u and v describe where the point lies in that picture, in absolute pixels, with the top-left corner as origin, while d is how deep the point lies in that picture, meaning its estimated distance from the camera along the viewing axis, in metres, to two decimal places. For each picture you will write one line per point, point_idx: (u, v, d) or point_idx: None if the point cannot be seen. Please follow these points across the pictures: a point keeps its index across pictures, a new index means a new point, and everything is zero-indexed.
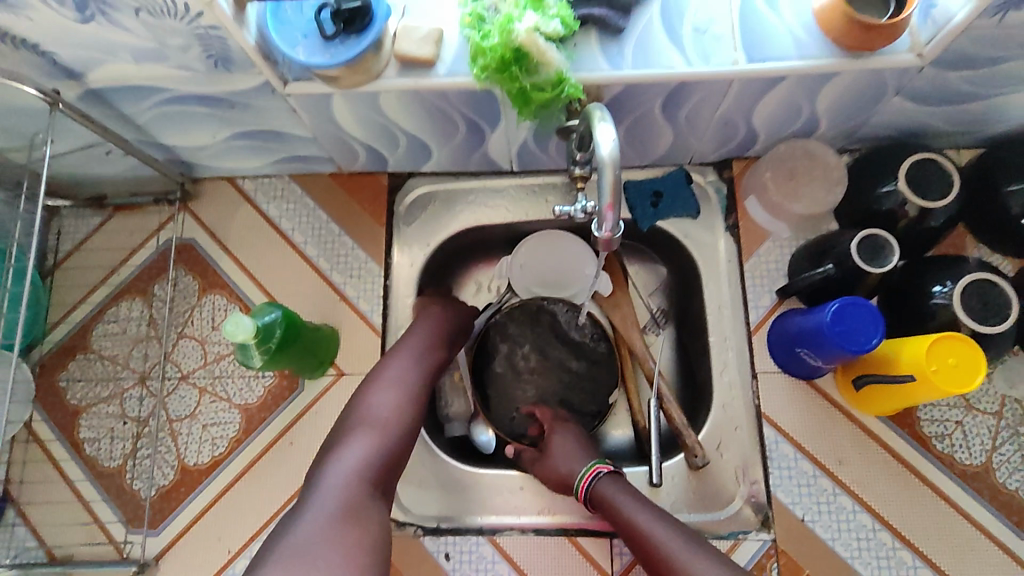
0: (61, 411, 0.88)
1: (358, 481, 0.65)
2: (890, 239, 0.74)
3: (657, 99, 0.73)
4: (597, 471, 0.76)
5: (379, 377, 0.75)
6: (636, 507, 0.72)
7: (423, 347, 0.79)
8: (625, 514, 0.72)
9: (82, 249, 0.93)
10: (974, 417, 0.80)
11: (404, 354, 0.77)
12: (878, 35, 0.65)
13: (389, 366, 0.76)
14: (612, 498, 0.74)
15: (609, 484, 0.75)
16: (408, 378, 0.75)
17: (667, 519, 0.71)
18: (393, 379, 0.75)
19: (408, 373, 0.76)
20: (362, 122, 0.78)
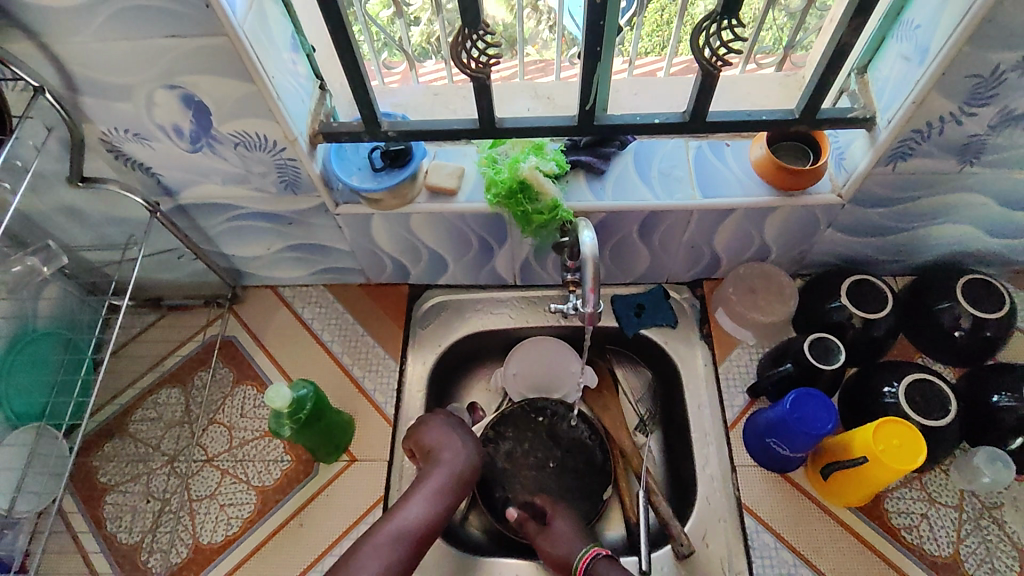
0: (89, 487, 0.95)
1: None
2: (838, 342, 0.88)
3: (634, 224, 0.91)
4: (595, 552, 0.82)
5: (372, 539, 0.76)
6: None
7: (426, 509, 0.79)
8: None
9: (135, 341, 1.06)
10: (938, 510, 0.87)
11: (405, 515, 0.78)
12: (802, 178, 0.83)
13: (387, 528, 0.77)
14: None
15: (605, 561, 0.81)
16: (403, 544, 0.76)
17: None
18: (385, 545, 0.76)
19: (403, 538, 0.76)
20: (393, 238, 0.95)
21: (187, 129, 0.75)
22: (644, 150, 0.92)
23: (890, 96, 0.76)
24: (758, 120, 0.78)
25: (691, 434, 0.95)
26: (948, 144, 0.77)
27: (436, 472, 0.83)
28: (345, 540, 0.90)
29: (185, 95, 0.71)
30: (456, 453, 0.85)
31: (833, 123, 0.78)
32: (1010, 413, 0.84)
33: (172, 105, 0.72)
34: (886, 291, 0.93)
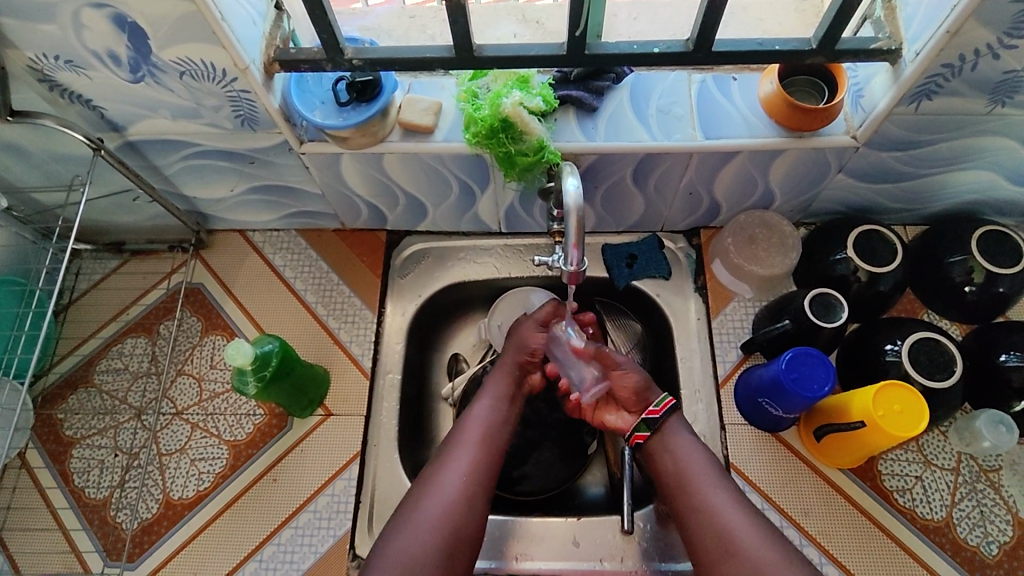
0: (55, 441, 0.91)
1: (458, 504, 0.69)
2: (840, 298, 0.82)
3: (627, 168, 0.83)
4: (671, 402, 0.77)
5: (457, 441, 0.75)
6: (691, 451, 0.74)
7: (494, 413, 0.78)
8: (677, 454, 0.74)
9: (96, 288, 1.00)
10: (933, 473, 0.84)
11: (477, 413, 0.77)
12: (816, 119, 0.75)
13: (468, 431, 0.76)
14: (664, 429, 0.76)
15: (672, 415, 0.77)
16: (485, 440, 0.75)
17: (716, 470, 0.72)
18: (471, 445, 0.74)
19: (481, 435, 0.75)
20: (366, 180, 0.88)
21: (124, 56, 0.67)
22: (641, 85, 0.83)
23: (920, 24, 0.67)
24: (770, 51, 0.69)
25: (680, 390, 0.91)
26: (980, 82, 0.69)
27: (498, 375, 0.82)
28: (321, 496, 0.87)
29: (115, 15, 0.62)
30: (510, 357, 0.83)
31: (854, 55, 0.69)
32: (1018, 373, 0.80)
33: (102, 27, 0.63)
34: (896, 242, 0.87)
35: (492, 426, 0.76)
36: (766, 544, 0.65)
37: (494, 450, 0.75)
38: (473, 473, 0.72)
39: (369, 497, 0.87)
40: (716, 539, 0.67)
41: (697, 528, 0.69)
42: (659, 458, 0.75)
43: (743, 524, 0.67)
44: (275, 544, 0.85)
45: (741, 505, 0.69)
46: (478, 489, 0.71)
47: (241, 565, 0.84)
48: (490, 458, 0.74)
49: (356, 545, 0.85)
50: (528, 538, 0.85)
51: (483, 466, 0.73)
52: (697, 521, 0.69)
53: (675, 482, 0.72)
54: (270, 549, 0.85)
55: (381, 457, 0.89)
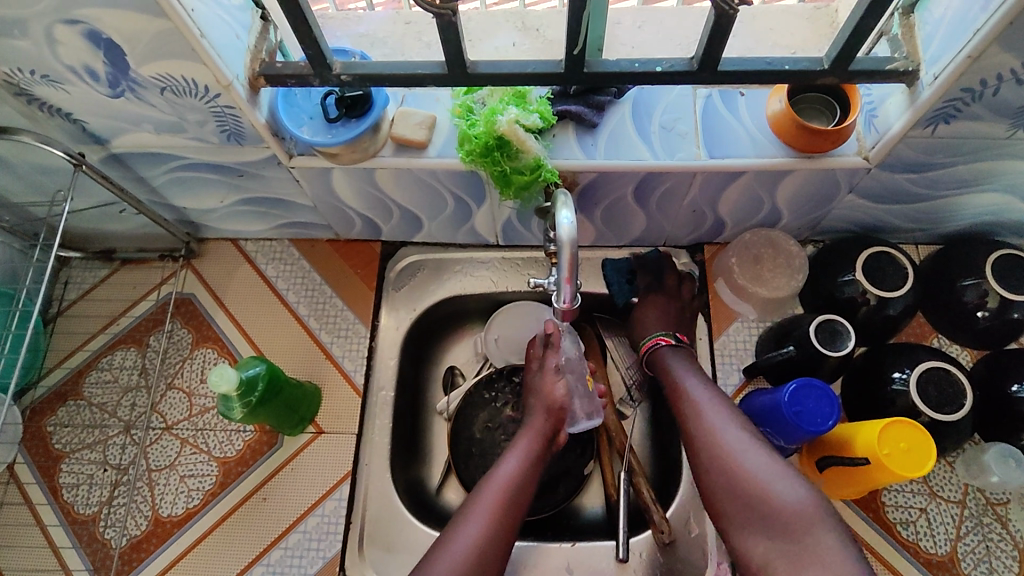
0: (44, 455, 0.90)
1: (480, 557, 0.68)
2: (848, 326, 0.79)
3: (628, 186, 0.80)
4: (657, 342, 0.84)
5: (476, 497, 0.73)
6: (703, 390, 0.76)
7: (528, 462, 0.76)
8: (687, 391, 0.77)
9: (86, 298, 0.98)
10: (938, 505, 0.81)
11: (501, 470, 0.75)
12: (826, 140, 0.72)
13: (491, 482, 0.74)
14: (678, 372, 0.80)
15: (675, 358, 0.82)
16: (508, 499, 0.73)
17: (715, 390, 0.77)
18: (491, 499, 0.72)
19: (512, 487, 0.74)
20: (359, 193, 0.86)
21: (102, 71, 0.64)
22: (644, 99, 0.79)
23: (940, 46, 0.63)
24: (779, 71, 0.65)
25: None
26: (1001, 107, 0.65)
27: (528, 430, 0.80)
28: (311, 516, 0.86)
29: (90, 32, 0.59)
30: (539, 408, 0.82)
31: (868, 76, 0.66)
32: None
33: (78, 43, 0.60)
34: (907, 266, 0.84)
35: (519, 483, 0.74)
36: (781, 483, 0.64)
37: (517, 508, 0.72)
38: (489, 530, 0.70)
39: (359, 518, 0.85)
40: (727, 468, 0.68)
41: (710, 459, 0.70)
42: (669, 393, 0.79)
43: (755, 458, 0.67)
44: (264, 565, 0.83)
45: (755, 442, 0.69)
46: (494, 546, 0.69)
47: None
48: (511, 515, 0.72)
49: (345, 567, 0.83)
50: (519, 564, 0.83)
51: (501, 524, 0.71)
52: (709, 452, 0.70)
53: (686, 415, 0.75)
54: (258, 570, 0.83)
55: (371, 476, 0.87)
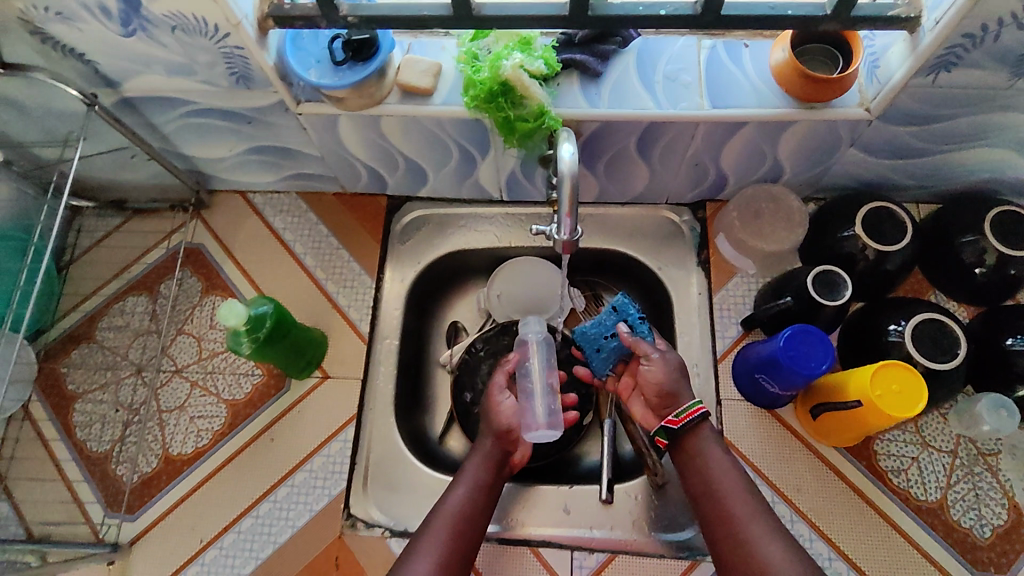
0: (58, 395, 0.93)
1: None
2: (846, 278, 0.80)
3: (631, 137, 0.81)
4: (701, 411, 0.76)
5: (427, 528, 0.73)
6: (728, 471, 0.73)
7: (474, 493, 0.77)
8: (712, 473, 0.73)
9: (98, 245, 1.00)
10: (930, 454, 0.83)
11: (451, 500, 0.76)
12: (829, 89, 0.72)
13: (440, 514, 0.74)
14: (704, 450, 0.76)
15: (709, 429, 0.77)
16: (458, 529, 0.73)
17: (744, 479, 0.73)
18: (443, 531, 0.73)
19: (458, 520, 0.74)
20: (366, 143, 0.87)
21: (115, 8, 0.65)
22: (648, 50, 0.80)
23: None
24: (783, 16, 0.66)
25: None
26: (1002, 54, 0.65)
27: (474, 458, 0.81)
28: (318, 456, 0.88)
29: None
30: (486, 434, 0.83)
31: (871, 22, 0.66)
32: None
33: None
34: (906, 220, 0.84)
35: (467, 514, 0.75)
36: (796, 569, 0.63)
37: (465, 538, 0.73)
38: (440, 560, 0.70)
39: (364, 459, 0.88)
40: (750, 564, 0.65)
41: (734, 553, 0.67)
42: (693, 473, 0.75)
43: (774, 549, 0.65)
44: (271, 501, 0.86)
45: (776, 534, 0.67)
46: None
47: (239, 520, 0.86)
48: (460, 545, 0.72)
49: (349, 504, 0.86)
50: (516, 505, 0.86)
51: (452, 553, 0.71)
52: (738, 553, 0.67)
53: (713, 505, 0.72)
54: (265, 506, 0.86)
55: (375, 420, 0.90)
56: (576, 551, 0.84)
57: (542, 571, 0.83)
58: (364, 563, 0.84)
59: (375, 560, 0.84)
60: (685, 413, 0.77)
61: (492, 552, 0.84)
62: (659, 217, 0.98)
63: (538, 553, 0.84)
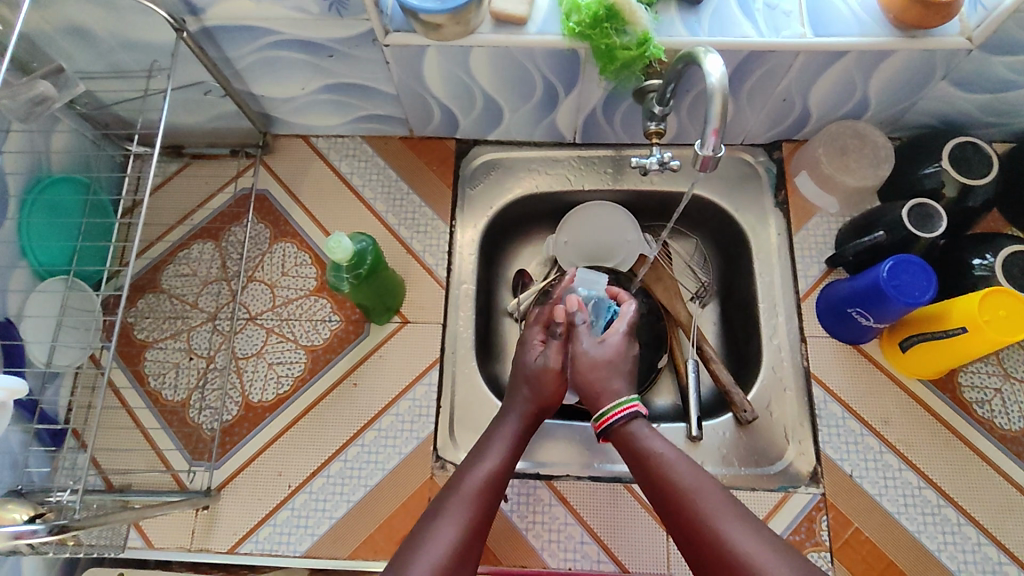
0: (127, 343, 0.91)
1: (459, 555, 0.61)
2: (939, 209, 0.80)
3: (727, 68, 0.79)
4: (631, 408, 0.72)
5: (455, 492, 0.67)
6: (674, 462, 0.67)
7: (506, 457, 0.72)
8: (658, 467, 0.67)
9: (159, 192, 0.97)
10: (1013, 385, 0.85)
11: (480, 468, 0.69)
12: (936, 14, 0.72)
13: (466, 476, 0.68)
14: (641, 445, 0.69)
15: (638, 424, 0.72)
16: (486, 491, 0.67)
17: (693, 465, 0.66)
18: (469, 495, 0.66)
19: (490, 478, 0.68)
20: (448, 79, 0.84)
21: None
22: None
23: None
24: None
25: (758, 304, 0.92)
26: None
27: (506, 420, 0.76)
28: (402, 400, 0.88)
29: None
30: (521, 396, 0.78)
31: None
32: None
33: None
34: (992, 153, 0.84)
35: (494, 481, 0.68)
36: (776, 563, 0.56)
37: (491, 504, 0.67)
38: (469, 523, 0.64)
39: (449, 402, 0.89)
40: (721, 559, 0.58)
41: (702, 548, 0.60)
42: (640, 474, 0.69)
43: (744, 539, 0.58)
44: (359, 445, 0.86)
45: (742, 522, 0.60)
46: (474, 545, 0.63)
47: (328, 464, 0.86)
48: (488, 512, 0.66)
49: (437, 447, 0.87)
50: (602, 444, 0.87)
51: (482, 517, 0.65)
52: (703, 550, 0.60)
53: (665, 501, 0.65)
54: (354, 450, 0.86)
55: (458, 365, 0.91)
56: None
57: (636, 507, 0.83)
58: None
59: None
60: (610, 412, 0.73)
61: (584, 490, 0.84)
62: (735, 159, 0.97)
63: (632, 490, 0.84)
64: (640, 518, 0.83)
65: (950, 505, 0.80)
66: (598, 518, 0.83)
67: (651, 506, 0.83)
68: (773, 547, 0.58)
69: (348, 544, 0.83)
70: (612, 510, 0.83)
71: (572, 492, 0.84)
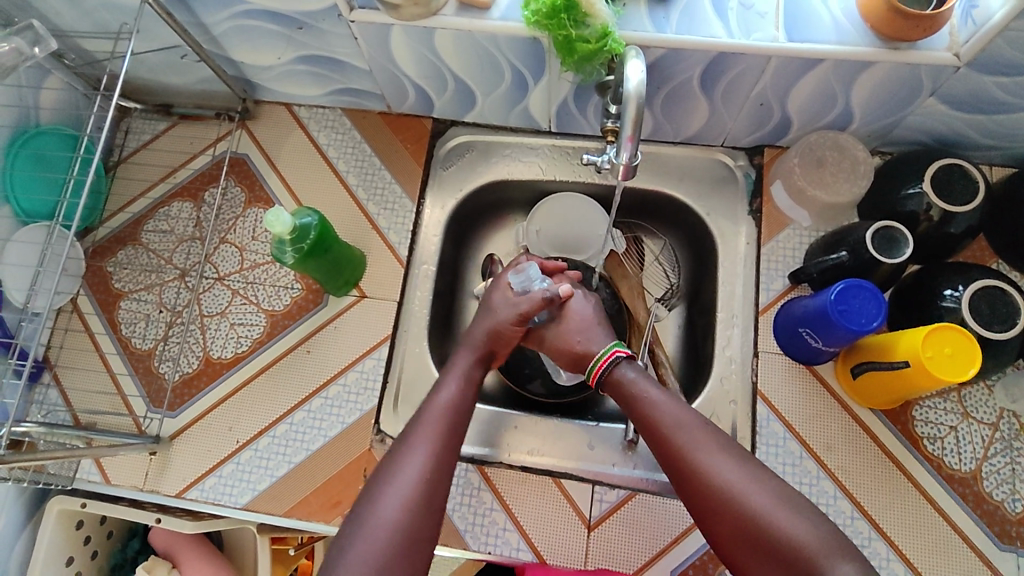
0: (104, 291, 0.96)
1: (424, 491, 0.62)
2: (906, 234, 0.76)
3: (697, 68, 0.76)
4: (614, 355, 0.76)
5: (419, 425, 0.67)
6: (664, 402, 0.69)
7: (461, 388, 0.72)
8: (648, 408, 0.70)
9: (146, 148, 1.01)
10: (969, 425, 0.81)
11: (441, 399, 0.70)
12: (916, 27, 0.67)
13: (428, 414, 0.69)
14: (637, 391, 0.72)
15: (624, 369, 0.74)
16: (448, 424, 0.68)
17: (678, 401, 0.70)
18: (432, 427, 0.67)
19: (449, 415, 0.69)
20: (416, 59, 0.83)
21: None
22: None
23: None
24: None
25: (716, 314, 0.90)
26: None
27: (461, 358, 0.77)
28: (350, 372, 0.91)
29: None
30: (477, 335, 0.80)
31: None
32: None
33: None
34: (979, 180, 0.79)
35: (457, 410, 0.70)
36: (757, 491, 0.61)
37: (455, 436, 0.68)
38: (437, 456, 0.65)
39: (396, 378, 0.91)
40: (705, 489, 0.62)
41: (689, 481, 0.63)
42: (633, 413, 0.71)
43: (726, 468, 0.62)
44: (305, 411, 0.89)
45: (720, 449, 0.64)
46: (443, 482, 0.64)
47: (274, 425, 0.89)
48: (454, 444, 0.67)
49: (380, 420, 0.89)
50: (540, 435, 0.89)
51: (444, 449, 0.66)
52: (685, 478, 0.64)
53: (655, 438, 0.68)
54: (300, 415, 0.89)
55: (409, 343, 0.93)
56: (596, 485, 0.85)
57: (562, 501, 0.84)
58: None
59: None
60: (596, 367, 0.76)
61: (514, 479, 0.86)
62: (713, 161, 0.94)
63: (560, 484, 0.85)
64: (565, 512, 0.84)
65: (882, 539, 0.78)
66: (524, 508, 0.84)
67: (576, 502, 0.84)
68: (756, 475, 0.62)
69: (285, 502, 0.86)
70: (539, 502, 0.84)
71: (501, 479, 0.86)
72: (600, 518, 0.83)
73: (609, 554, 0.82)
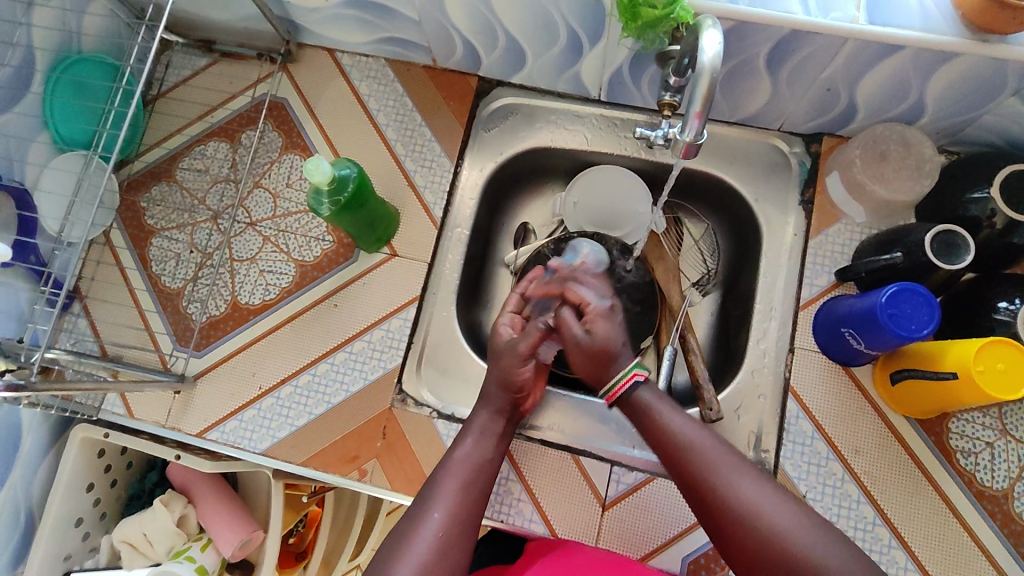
0: (137, 227, 0.96)
1: (444, 547, 0.61)
2: (968, 239, 0.72)
3: (766, 44, 0.71)
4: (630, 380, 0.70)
5: (442, 479, 0.68)
6: (676, 418, 0.67)
7: (484, 446, 0.73)
8: (661, 427, 0.67)
9: (185, 84, 0.99)
10: (1007, 443, 0.79)
11: (462, 456, 0.71)
12: (1012, 20, 0.62)
13: (451, 468, 0.69)
14: (654, 408, 0.68)
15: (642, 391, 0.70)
16: (469, 481, 0.68)
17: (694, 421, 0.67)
18: (453, 486, 0.67)
19: (472, 472, 0.69)
20: (468, 11, 0.80)
21: None
22: None
23: None
24: None
25: (754, 305, 0.87)
26: None
27: (483, 409, 0.76)
28: (376, 329, 0.90)
29: None
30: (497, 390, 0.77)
31: None
32: None
33: None
34: None
35: (481, 471, 0.70)
36: (780, 511, 0.58)
37: (478, 494, 0.68)
38: (454, 516, 0.64)
39: (421, 338, 0.91)
40: (728, 512, 0.60)
41: (712, 506, 0.61)
42: (646, 434, 0.68)
43: (749, 489, 0.60)
44: (328, 363, 0.89)
45: (740, 470, 0.62)
46: (462, 540, 0.63)
47: (298, 374, 0.89)
48: (474, 499, 0.67)
49: (401, 380, 0.89)
50: (562, 411, 0.89)
51: (464, 506, 0.66)
52: (707, 500, 0.62)
53: (671, 458, 0.65)
54: (323, 367, 0.89)
55: (437, 306, 0.93)
56: (614, 466, 0.84)
57: (579, 477, 0.84)
58: (409, 436, 0.86)
59: (421, 436, 0.86)
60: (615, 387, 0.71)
61: (533, 452, 0.85)
62: (767, 145, 0.90)
63: (578, 462, 0.85)
64: (580, 489, 0.83)
65: (902, 549, 0.76)
66: (539, 481, 0.84)
67: (592, 480, 0.84)
68: (776, 494, 0.60)
69: (302, 452, 0.86)
70: (555, 476, 0.84)
71: (519, 451, 0.85)
72: (615, 499, 0.83)
73: (622, 534, 0.82)
